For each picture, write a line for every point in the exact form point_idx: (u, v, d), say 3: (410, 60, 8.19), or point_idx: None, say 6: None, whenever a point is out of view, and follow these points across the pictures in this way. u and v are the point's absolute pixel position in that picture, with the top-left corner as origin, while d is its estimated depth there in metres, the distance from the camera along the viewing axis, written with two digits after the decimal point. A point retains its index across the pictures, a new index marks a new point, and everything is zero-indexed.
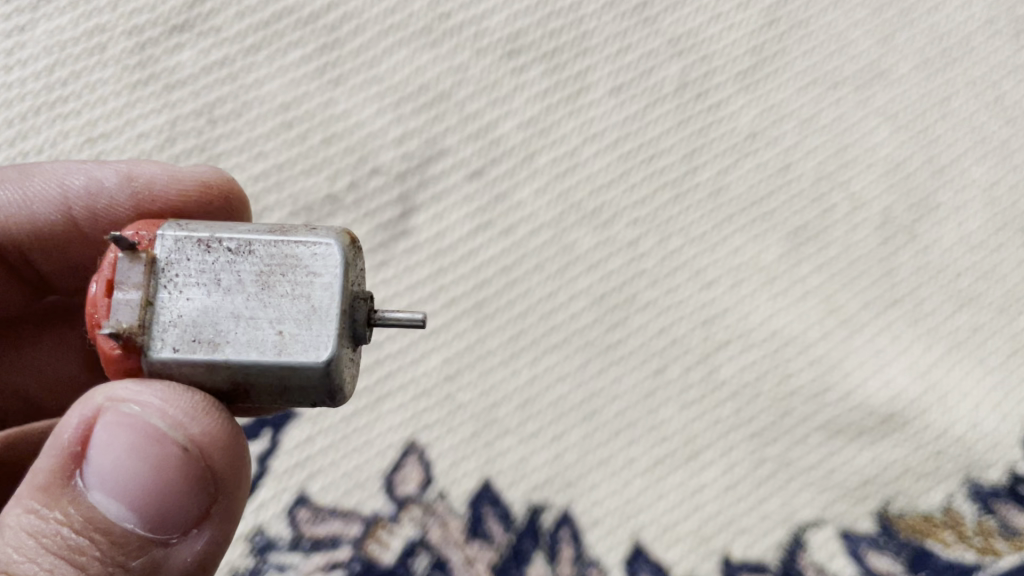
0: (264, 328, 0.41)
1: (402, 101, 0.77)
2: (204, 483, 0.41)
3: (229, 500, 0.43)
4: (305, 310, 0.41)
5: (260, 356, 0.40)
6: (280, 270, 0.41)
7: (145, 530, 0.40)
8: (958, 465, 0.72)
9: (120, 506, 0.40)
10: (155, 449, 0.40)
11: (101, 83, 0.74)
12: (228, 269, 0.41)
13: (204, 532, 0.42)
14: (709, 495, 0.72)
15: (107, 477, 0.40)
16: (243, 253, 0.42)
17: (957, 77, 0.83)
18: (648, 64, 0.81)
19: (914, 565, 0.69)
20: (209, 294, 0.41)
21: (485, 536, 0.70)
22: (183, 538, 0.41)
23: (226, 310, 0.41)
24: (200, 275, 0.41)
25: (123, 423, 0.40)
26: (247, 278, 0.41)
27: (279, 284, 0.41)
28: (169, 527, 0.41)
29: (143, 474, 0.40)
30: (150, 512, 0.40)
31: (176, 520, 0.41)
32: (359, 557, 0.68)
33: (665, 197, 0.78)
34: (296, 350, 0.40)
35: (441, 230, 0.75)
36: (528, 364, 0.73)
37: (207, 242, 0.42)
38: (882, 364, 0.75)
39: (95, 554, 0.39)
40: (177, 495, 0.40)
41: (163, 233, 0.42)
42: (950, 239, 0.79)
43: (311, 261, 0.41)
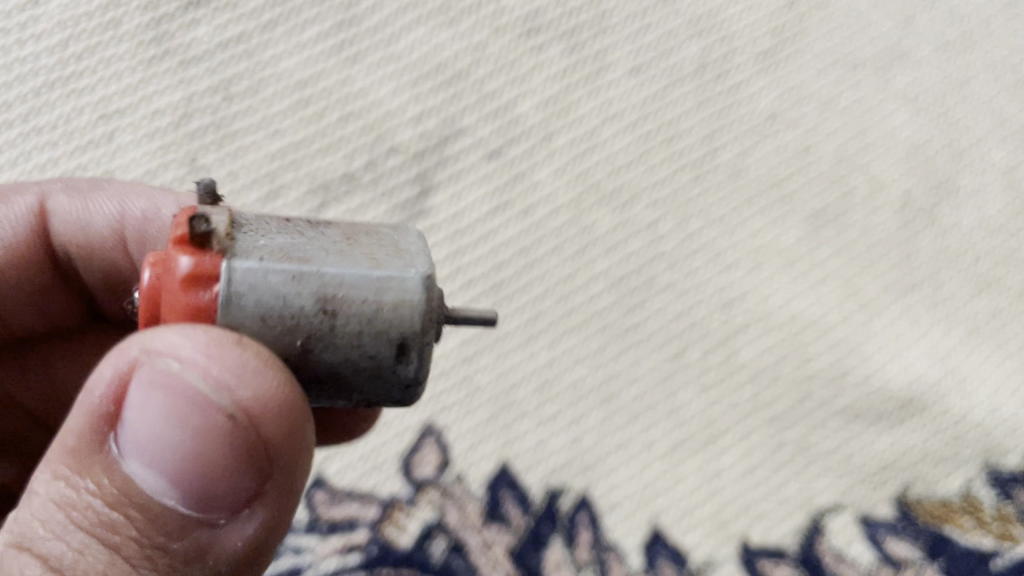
0: (355, 256, 0.38)
1: (420, 80, 0.77)
2: (258, 457, 0.36)
3: (288, 477, 0.37)
4: (395, 249, 0.39)
5: (357, 270, 0.37)
6: (359, 233, 0.40)
7: (189, 507, 0.36)
8: (976, 451, 0.71)
9: (160, 478, 0.35)
10: (200, 414, 0.35)
11: (116, 58, 0.73)
12: (308, 228, 0.39)
13: (256, 509, 0.37)
14: (728, 479, 0.71)
15: (145, 442, 0.35)
16: (321, 224, 0.40)
17: (978, 59, 0.83)
18: (668, 45, 0.81)
19: (932, 551, 0.67)
20: (291, 237, 0.38)
21: (503, 520, 0.68)
22: (233, 518, 0.36)
23: (314, 245, 0.38)
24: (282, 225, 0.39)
25: (164, 382, 0.34)
26: (329, 233, 0.39)
27: (362, 238, 0.39)
28: (217, 505, 0.36)
29: (189, 442, 0.35)
30: (196, 487, 0.35)
31: (225, 496, 0.36)
32: (376, 540, 0.67)
33: (684, 179, 0.78)
34: (393, 271, 0.37)
35: (459, 211, 0.74)
36: (547, 347, 0.73)
37: (281, 220, 0.40)
38: (901, 348, 0.75)
39: (129, 537, 0.35)
40: (225, 470, 0.35)
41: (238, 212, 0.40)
42: (970, 223, 0.79)
43: (387, 233, 0.41)
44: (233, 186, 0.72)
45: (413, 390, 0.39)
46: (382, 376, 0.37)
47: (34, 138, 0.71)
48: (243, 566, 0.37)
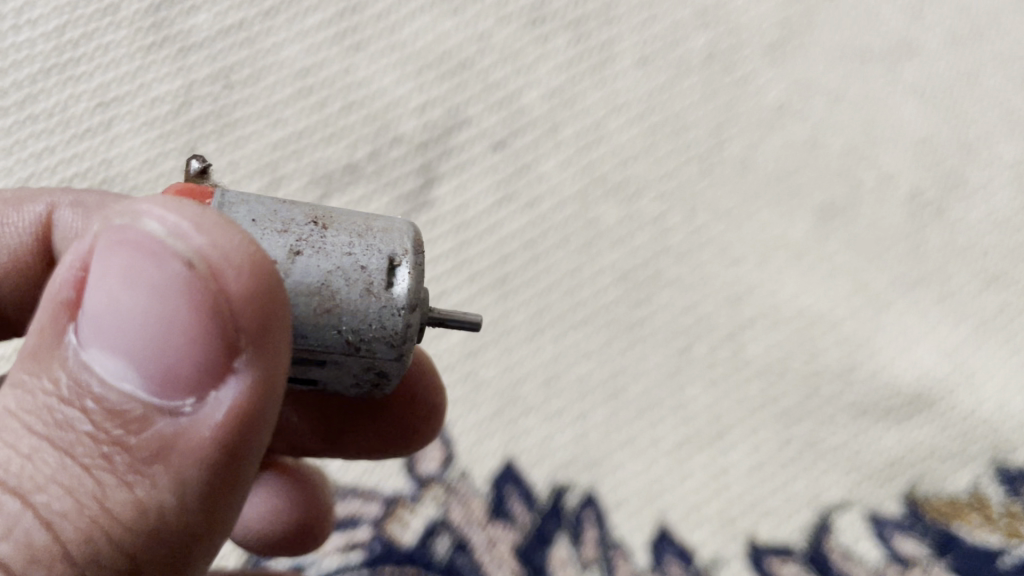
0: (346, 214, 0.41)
1: (425, 69, 0.77)
2: (218, 320, 0.31)
3: (259, 354, 0.32)
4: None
5: (347, 213, 0.40)
6: None
7: (153, 394, 0.31)
8: (985, 446, 0.70)
9: (120, 362, 0.31)
10: (154, 274, 0.31)
11: (114, 45, 0.72)
12: None
13: (227, 397, 0.32)
14: (735, 476, 0.70)
15: (103, 321, 0.31)
16: None
17: (985, 53, 0.82)
18: (675, 36, 0.82)
19: (940, 548, 0.66)
20: None
21: (508, 517, 0.67)
22: (200, 405, 0.32)
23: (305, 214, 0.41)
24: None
25: (115, 245, 0.31)
26: None
27: None
28: (178, 385, 0.31)
29: (147, 312, 0.31)
30: (154, 364, 0.31)
31: (187, 374, 0.31)
32: (379, 537, 0.65)
33: (691, 171, 0.78)
34: (380, 220, 0.40)
35: (465, 201, 0.74)
36: (553, 341, 0.72)
37: None
38: (910, 343, 0.74)
39: (85, 432, 0.31)
40: (185, 340, 0.31)
41: None
42: (977, 217, 0.78)
43: None
44: (234, 176, 0.71)
45: (406, 334, 0.38)
46: (371, 301, 0.37)
47: (28, 126, 0.69)
48: (218, 465, 0.32)
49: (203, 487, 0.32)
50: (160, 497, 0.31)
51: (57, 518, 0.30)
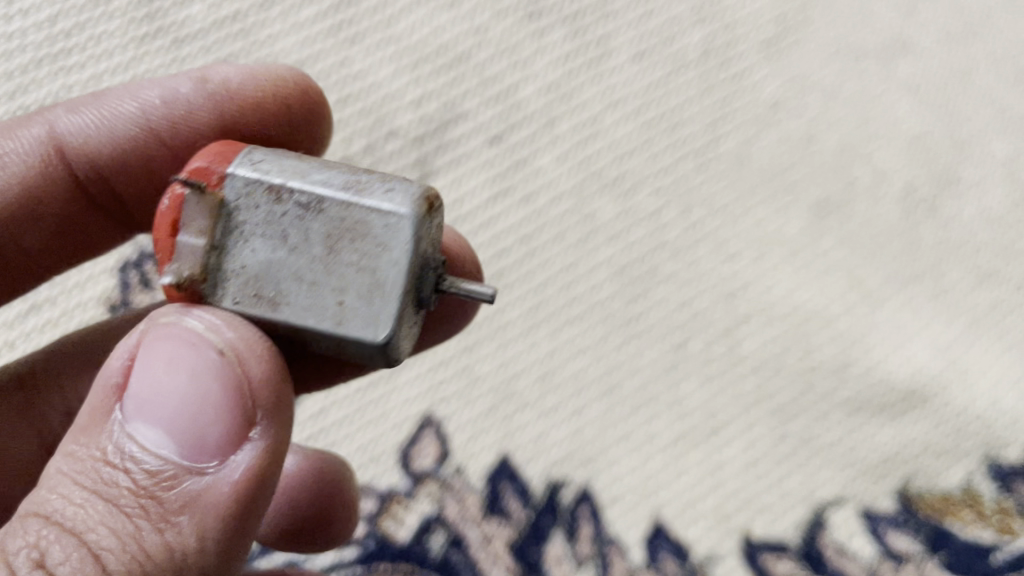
0: (326, 295, 0.39)
1: (420, 63, 0.77)
2: (239, 396, 0.38)
3: (271, 427, 0.38)
4: (369, 282, 0.39)
5: (316, 324, 0.39)
6: (347, 235, 0.39)
7: (182, 456, 0.37)
8: (977, 443, 0.70)
9: (157, 431, 0.37)
10: (191, 360, 0.38)
11: (106, 36, 0.71)
12: (297, 227, 0.40)
13: (244, 462, 0.37)
14: (731, 472, 0.69)
15: (145, 400, 0.38)
16: (313, 210, 0.40)
17: (979, 50, 0.83)
18: (671, 30, 0.82)
19: (933, 544, 0.66)
20: (274, 250, 0.40)
21: (503, 513, 0.67)
22: (221, 467, 0.37)
23: (289, 269, 0.39)
24: (268, 224, 0.40)
25: (161, 338, 0.38)
26: (314, 238, 0.39)
27: (345, 252, 0.39)
28: (204, 450, 0.37)
29: (181, 392, 0.38)
30: (186, 433, 0.37)
31: (212, 443, 0.37)
32: (374, 534, 0.65)
33: (687, 167, 0.78)
34: (355, 324, 0.38)
35: (461, 195, 0.74)
36: (548, 336, 0.72)
37: (278, 190, 0.40)
38: (904, 339, 0.74)
39: (126, 486, 0.36)
40: (212, 413, 0.37)
41: (234, 173, 0.41)
42: (971, 215, 0.78)
43: (380, 230, 0.39)
44: None
45: None
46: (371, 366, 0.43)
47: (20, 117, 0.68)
48: (232, 523, 0.37)
49: (219, 540, 0.37)
50: (185, 543, 0.36)
51: (104, 553, 0.35)
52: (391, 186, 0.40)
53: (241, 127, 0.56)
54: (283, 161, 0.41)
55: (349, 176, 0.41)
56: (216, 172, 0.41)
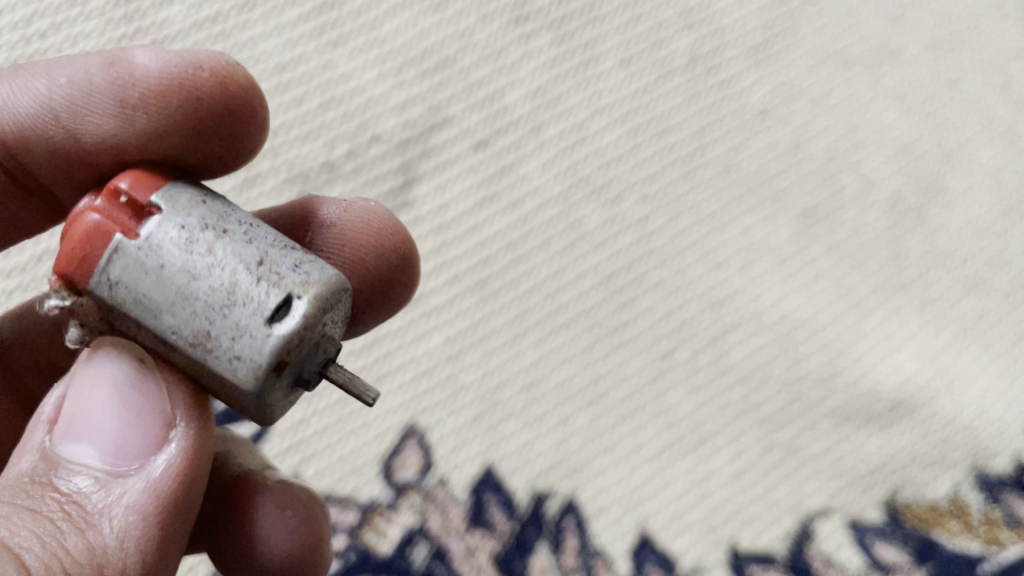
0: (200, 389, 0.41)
1: (405, 66, 0.76)
2: (158, 400, 0.40)
3: (191, 428, 0.40)
4: (230, 404, 0.40)
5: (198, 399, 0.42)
6: (204, 371, 0.39)
7: (105, 466, 0.39)
8: (965, 453, 0.69)
9: (82, 448, 0.39)
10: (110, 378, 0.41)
11: (83, 37, 0.70)
12: (162, 344, 0.39)
13: (164, 460, 0.39)
14: (718, 483, 0.69)
15: (69, 425, 0.40)
16: (173, 342, 0.38)
17: (965, 59, 0.83)
18: (658, 37, 0.81)
19: (921, 555, 0.66)
20: (151, 349, 0.40)
21: (487, 525, 0.65)
22: (142, 468, 0.39)
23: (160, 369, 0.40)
24: (138, 337, 0.40)
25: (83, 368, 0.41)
26: (180, 359, 0.39)
27: (207, 378, 0.39)
28: (127, 457, 0.39)
29: (102, 408, 0.40)
30: (108, 443, 0.39)
31: (135, 448, 0.39)
32: (354, 547, 0.63)
33: (674, 174, 0.77)
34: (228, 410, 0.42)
35: (445, 202, 0.73)
36: (533, 345, 0.71)
37: (141, 314, 0.38)
38: (892, 348, 0.73)
39: (52, 494, 0.38)
40: (133, 420, 0.40)
41: (99, 278, 0.38)
42: (958, 224, 0.78)
43: (232, 386, 0.38)
44: None
45: None
46: None
47: None
48: (156, 522, 0.38)
49: (143, 539, 0.38)
50: (109, 541, 0.37)
51: (24, 553, 0.35)
52: (237, 353, 0.37)
53: (147, 122, 0.48)
54: (141, 284, 0.38)
55: (203, 322, 0.38)
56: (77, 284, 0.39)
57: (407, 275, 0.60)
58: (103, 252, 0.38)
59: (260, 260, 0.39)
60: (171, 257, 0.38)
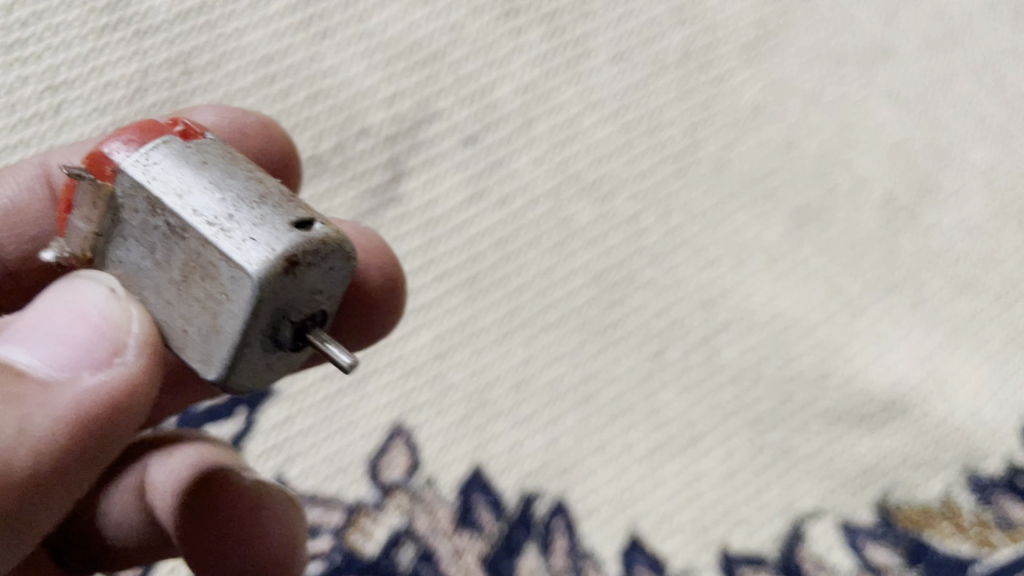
0: (175, 320, 0.41)
1: (394, 60, 0.74)
2: (115, 323, 0.39)
3: (139, 358, 0.39)
4: (210, 326, 0.40)
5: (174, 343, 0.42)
6: (198, 272, 0.39)
7: (42, 368, 0.38)
8: (956, 454, 0.69)
9: (25, 348, 0.38)
10: (75, 292, 0.40)
11: (65, 26, 0.68)
12: (163, 244, 0.40)
13: (98, 381, 0.38)
14: (708, 484, 0.68)
15: (26, 324, 0.39)
16: (176, 235, 0.39)
17: (958, 58, 0.82)
18: (651, 32, 0.80)
19: (912, 557, 0.65)
20: (146, 258, 0.41)
21: (475, 526, 0.64)
22: (77, 382, 0.38)
23: (152, 282, 0.41)
24: (143, 234, 0.41)
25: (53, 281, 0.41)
26: (175, 261, 0.40)
27: (195, 286, 0.39)
28: (66, 368, 0.38)
29: (60, 317, 0.39)
30: (49, 348, 0.38)
31: (75, 361, 0.38)
32: (340, 548, 0.62)
33: (665, 171, 0.76)
34: (194, 354, 0.41)
35: (434, 198, 0.72)
36: (523, 344, 0.70)
37: (154, 203, 0.40)
38: (884, 349, 0.73)
39: None
40: (83, 334, 0.39)
41: (127, 163, 0.41)
42: (949, 224, 0.77)
43: (225, 284, 0.38)
44: None
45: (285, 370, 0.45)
46: None
47: None
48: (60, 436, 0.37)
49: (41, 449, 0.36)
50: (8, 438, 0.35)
51: None
52: (254, 236, 0.38)
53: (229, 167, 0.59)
54: (173, 170, 0.40)
55: (226, 207, 0.39)
56: (109, 164, 0.41)
57: (390, 294, 0.59)
58: (152, 142, 0.41)
59: (293, 195, 0.41)
60: (213, 163, 0.41)
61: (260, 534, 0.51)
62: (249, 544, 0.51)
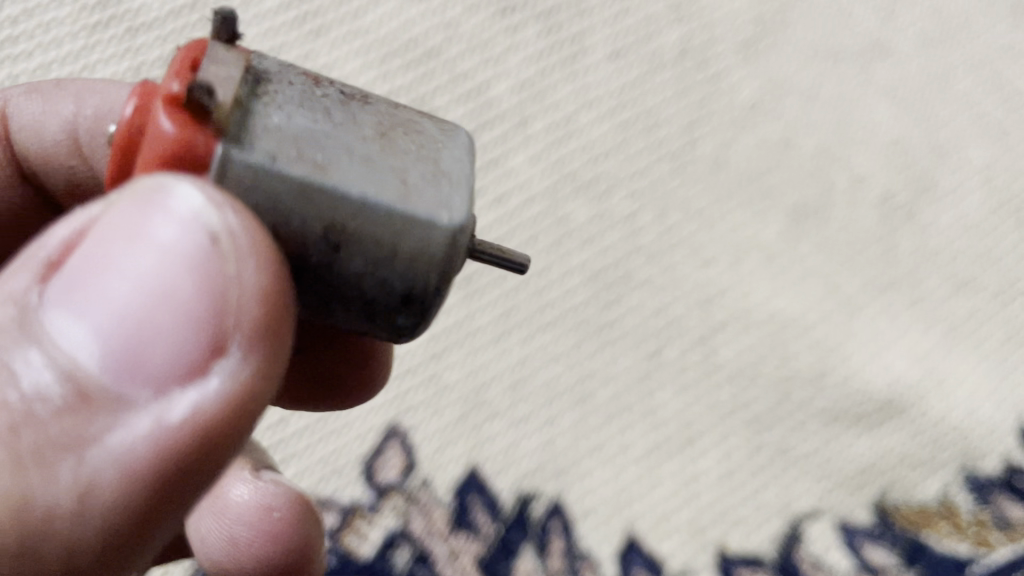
0: (384, 169, 0.31)
1: (389, 57, 0.74)
2: (214, 307, 0.28)
3: (248, 363, 0.29)
4: (433, 166, 0.32)
5: (378, 196, 0.31)
6: (399, 126, 0.33)
7: (139, 389, 0.29)
8: (953, 453, 0.69)
9: (112, 352, 0.28)
10: (164, 238, 0.28)
11: (55, 23, 0.68)
12: (339, 105, 0.32)
13: (188, 413, 0.29)
14: (705, 484, 0.68)
15: (106, 313, 0.28)
16: (359, 100, 0.34)
17: (956, 56, 0.82)
18: (648, 29, 0.79)
19: (909, 557, 0.65)
20: (316, 117, 0.31)
21: (471, 528, 0.64)
22: (182, 401, 0.29)
23: (339, 138, 0.31)
24: (307, 98, 0.32)
25: (122, 195, 0.29)
26: (364, 120, 0.32)
27: (399, 139, 0.33)
28: (169, 385, 0.29)
29: (143, 301, 0.28)
30: (137, 352, 0.28)
31: (157, 373, 0.29)
32: (335, 550, 0.62)
33: (662, 170, 0.76)
34: (423, 201, 0.31)
35: None
36: (519, 344, 0.69)
37: (316, 79, 0.34)
38: (881, 348, 0.72)
39: (50, 417, 0.28)
40: (170, 327, 0.29)
41: (261, 57, 0.34)
42: (946, 222, 0.77)
43: (436, 133, 0.34)
44: None
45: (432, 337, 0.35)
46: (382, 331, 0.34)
47: None
48: (131, 491, 0.29)
49: (105, 510, 0.28)
50: (58, 501, 0.28)
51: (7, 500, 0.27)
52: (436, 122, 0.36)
53: None
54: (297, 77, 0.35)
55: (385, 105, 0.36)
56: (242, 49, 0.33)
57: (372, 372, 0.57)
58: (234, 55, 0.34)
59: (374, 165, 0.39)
60: None
61: (265, 536, 0.53)
62: (242, 551, 0.53)
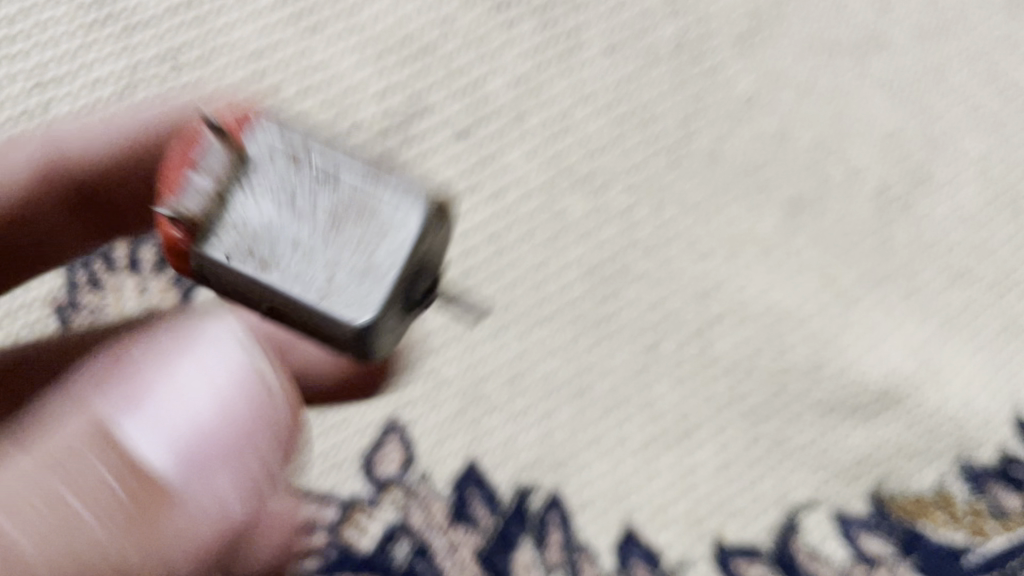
0: (317, 272, 0.41)
1: (385, 53, 0.74)
2: (259, 442, 0.43)
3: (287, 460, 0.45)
4: (361, 270, 0.40)
5: (301, 295, 0.40)
6: (352, 214, 0.42)
7: (190, 486, 0.40)
8: (950, 444, 0.70)
9: (174, 461, 0.40)
10: (214, 367, 0.43)
11: (53, 23, 0.68)
12: (306, 194, 0.42)
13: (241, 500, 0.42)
14: (703, 476, 0.69)
15: (165, 434, 0.41)
16: (327, 182, 0.42)
17: (954, 47, 0.81)
18: (643, 24, 0.79)
19: (905, 548, 0.67)
20: (278, 210, 0.42)
21: (470, 520, 0.66)
22: (235, 508, 0.42)
23: (289, 235, 0.41)
24: (279, 187, 0.42)
25: (178, 340, 0.43)
26: (320, 210, 0.42)
27: (346, 231, 0.41)
28: (225, 505, 0.42)
29: (201, 407, 0.42)
30: (198, 452, 0.41)
31: (216, 474, 0.42)
32: (335, 543, 0.64)
33: (659, 164, 0.76)
34: (339, 304, 0.40)
35: None
36: (517, 337, 0.70)
37: (297, 158, 0.43)
38: (878, 339, 0.73)
39: (126, 498, 0.39)
40: (221, 432, 0.42)
41: (260, 130, 0.44)
42: (942, 213, 0.77)
43: (391, 223, 0.42)
44: None
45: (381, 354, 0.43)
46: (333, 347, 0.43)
47: None
48: (198, 550, 0.41)
49: (180, 561, 0.40)
50: (142, 562, 0.39)
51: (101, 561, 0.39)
52: (409, 190, 0.42)
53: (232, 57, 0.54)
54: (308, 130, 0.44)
55: (373, 164, 0.43)
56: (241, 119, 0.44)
57: None
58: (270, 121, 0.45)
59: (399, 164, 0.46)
60: None
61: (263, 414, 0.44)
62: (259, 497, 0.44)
